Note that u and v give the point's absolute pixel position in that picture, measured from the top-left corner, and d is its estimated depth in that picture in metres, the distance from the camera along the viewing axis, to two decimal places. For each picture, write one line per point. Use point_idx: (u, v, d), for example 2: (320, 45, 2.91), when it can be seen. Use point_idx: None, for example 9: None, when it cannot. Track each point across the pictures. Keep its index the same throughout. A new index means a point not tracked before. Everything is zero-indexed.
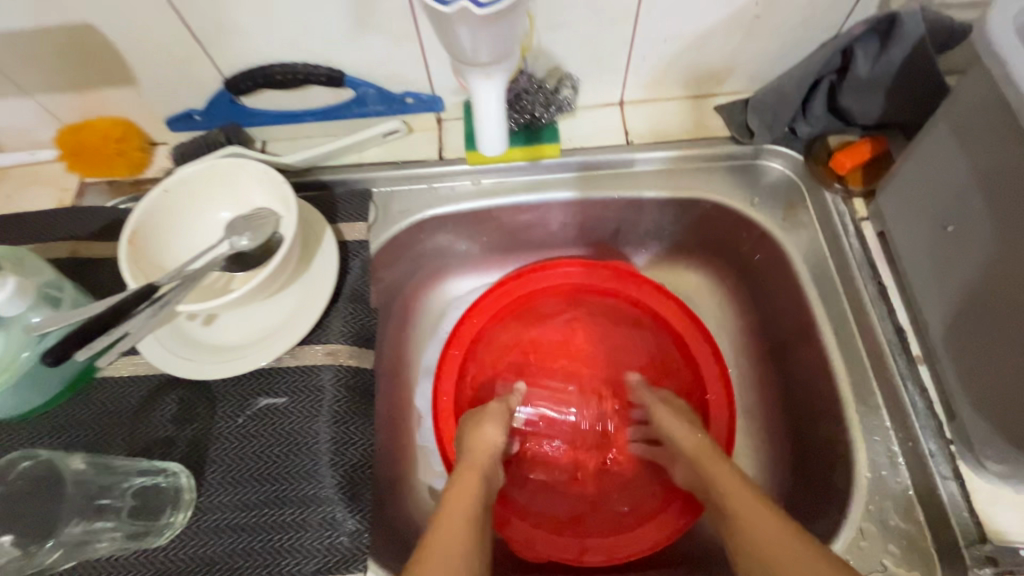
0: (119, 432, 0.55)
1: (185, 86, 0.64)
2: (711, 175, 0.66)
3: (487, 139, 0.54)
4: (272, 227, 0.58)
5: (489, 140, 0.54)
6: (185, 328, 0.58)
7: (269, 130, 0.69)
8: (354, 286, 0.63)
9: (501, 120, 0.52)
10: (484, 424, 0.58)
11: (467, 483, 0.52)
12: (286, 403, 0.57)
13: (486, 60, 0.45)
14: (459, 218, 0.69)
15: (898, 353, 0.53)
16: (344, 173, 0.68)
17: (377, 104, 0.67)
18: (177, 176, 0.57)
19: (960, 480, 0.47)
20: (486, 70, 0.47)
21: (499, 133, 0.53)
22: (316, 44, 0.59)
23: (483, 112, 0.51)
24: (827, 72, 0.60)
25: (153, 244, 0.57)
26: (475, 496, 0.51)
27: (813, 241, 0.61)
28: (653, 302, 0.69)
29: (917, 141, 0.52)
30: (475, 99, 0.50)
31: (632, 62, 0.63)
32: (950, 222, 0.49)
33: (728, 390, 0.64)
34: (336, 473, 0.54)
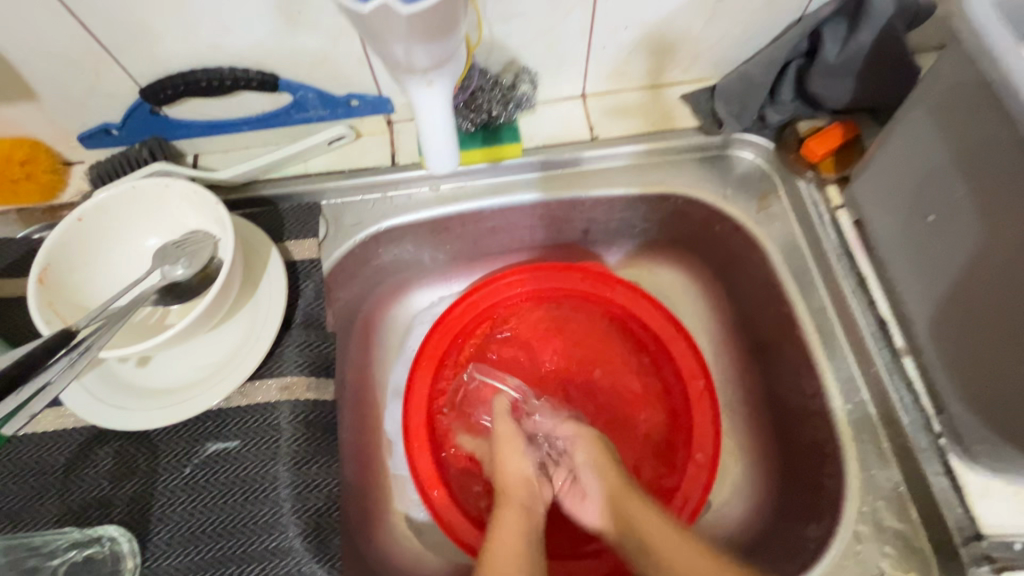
0: (47, 496, 0.49)
1: (97, 97, 0.56)
2: (680, 168, 0.63)
3: (435, 155, 0.48)
4: (210, 251, 0.52)
5: (438, 156, 0.48)
6: (117, 371, 0.52)
7: (200, 142, 0.62)
8: (306, 311, 0.57)
9: (449, 130, 0.46)
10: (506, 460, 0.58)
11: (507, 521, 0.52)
12: (238, 448, 0.51)
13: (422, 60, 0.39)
14: (419, 229, 0.64)
15: (882, 346, 0.52)
16: (289, 186, 0.62)
17: (319, 108, 0.61)
18: (91, 202, 0.50)
19: (952, 475, 0.46)
20: (426, 76, 0.40)
21: (449, 147, 0.47)
22: (245, 46, 0.53)
23: (427, 124, 0.45)
24: (794, 56, 0.58)
25: (70, 281, 0.50)
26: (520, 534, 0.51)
27: (789, 232, 0.59)
28: (635, 310, 0.66)
29: (893, 126, 0.50)
30: (419, 109, 0.43)
31: (592, 53, 0.59)
32: (931, 212, 0.47)
33: (714, 402, 0.61)
34: (301, 521, 0.49)
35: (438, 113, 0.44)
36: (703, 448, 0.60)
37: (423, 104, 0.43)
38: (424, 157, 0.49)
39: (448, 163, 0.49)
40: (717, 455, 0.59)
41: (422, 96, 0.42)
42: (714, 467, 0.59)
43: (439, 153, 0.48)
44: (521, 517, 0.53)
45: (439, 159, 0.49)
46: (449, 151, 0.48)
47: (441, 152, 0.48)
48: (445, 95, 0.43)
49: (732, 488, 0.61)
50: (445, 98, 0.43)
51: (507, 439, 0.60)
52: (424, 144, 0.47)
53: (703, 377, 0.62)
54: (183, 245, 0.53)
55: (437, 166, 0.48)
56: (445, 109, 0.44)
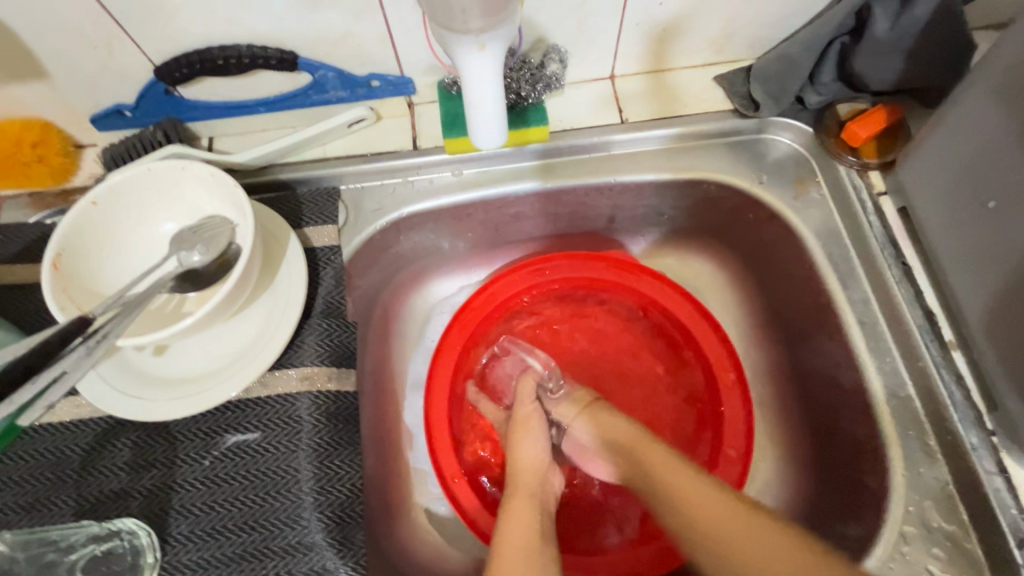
0: (64, 487, 0.48)
1: (110, 76, 0.54)
2: (713, 153, 0.61)
3: (483, 129, 0.46)
4: (227, 237, 0.50)
5: (486, 130, 0.46)
6: (133, 360, 0.50)
7: (216, 125, 0.60)
8: (327, 299, 0.55)
9: (498, 100, 0.44)
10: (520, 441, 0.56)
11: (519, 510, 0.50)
12: (259, 440, 0.50)
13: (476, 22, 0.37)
14: (440, 215, 0.62)
15: (929, 339, 0.49)
16: (307, 171, 0.60)
17: (338, 89, 0.58)
18: (104, 185, 0.48)
19: (1006, 475, 0.44)
20: (479, 38, 0.38)
21: (498, 119, 0.45)
22: (265, 24, 0.51)
23: (476, 92, 0.43)
24: (838, 35, 0.55)
25: (85, 267, 0.48)
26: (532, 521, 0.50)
27: (829, 220, 0.57)
28: (662, 300, 0.63)
29: (948, 107, 0.47)
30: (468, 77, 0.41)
31: (624, 32, 0.57)
32: (992, 198, 0.45)
33: (745, 395, 0.59)
34: (323, 515, 0.48)
35: (487, 80, 0.42)
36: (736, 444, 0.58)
37: (472, 70, 0.41)
38: (471, 130, 0.46)
39: (496, 136, 0.46)
40: (749, 449, 0.57)
41: (472, 63, 0.40)
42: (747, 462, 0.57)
43: (487, 128, 0.46)
44: (533, 507, 0.51)
45: (487, 132, 0.46)
46: (498, 124, 0.45)
47: (489, 124, 0.45)
48: (496, 61, 0.41)
49: (765, 484, 0.59)
50: (496, 64, 0.41)
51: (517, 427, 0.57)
52: (470, 118, 0.45)
53: (733, 367, 0.60)
54: (200, 230, 0.51)
55: (483, 139, 0.46)
56: (495, 76, 0.42)
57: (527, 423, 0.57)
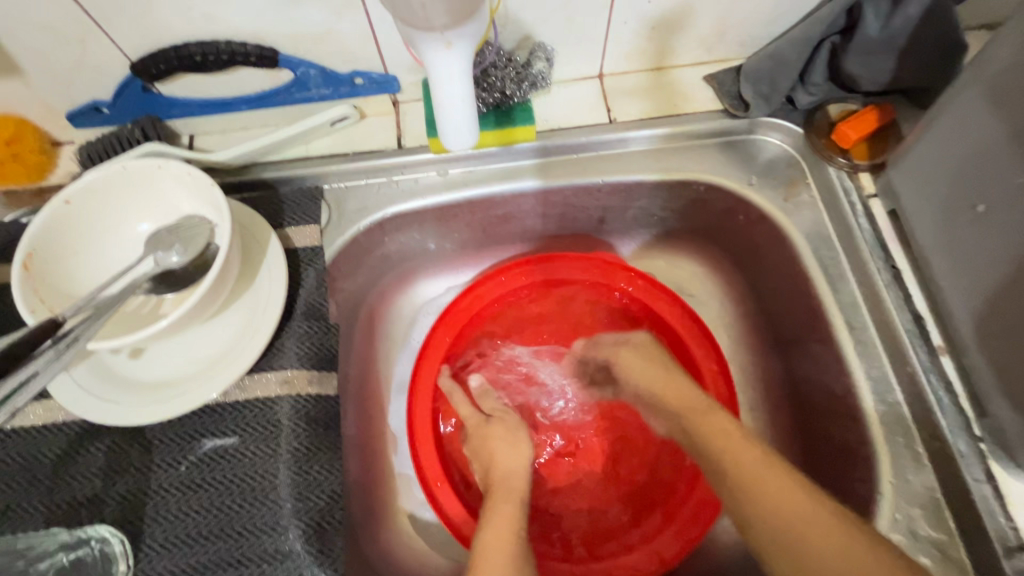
0: (35, 493, 0.47)
1: (85, 72, 0.53)
2: (702, 153, 0.60)
3: (453, 132, 0.44)
4: (205, 238, 0.49)
5: (455, 132, 0.44)
6: (108, 363, 0.49)
7: (196, 122, 0.59)
8: (308, 301, 0.54)
9: (467, 102, 0.42)
10: (504, 450, 0.56)
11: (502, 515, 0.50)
12: (236, 444, 0.49)
13: (441, 20, 0.36)
14: (425, 216, 0.61)
15: (918, 343, 0.49)
16: (289, 170, 0.59)
17: (321, 87, 0.57)
18: (79, 182, 0.47)
19: (994, 483, 0.44)
20: (444, 34, 0.37)
21: (468, 122, 0.44)
22: (242, 19, 0.50)
23: (444, 91, 0.41)
24: (829, 34, 0.54)
25: (58, 268, 0.47)
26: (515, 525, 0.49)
27: (818, 222, 0.56)
28: (651, 303, 0.63)
29: (937, 109, 0.47)
30: (436, 76, 0.40)
31: (611, 30, 0.56)
32: (980, 202, 0.44)
33: (733, 399, 0.58)
34: (302, 522, 0.47)
35: (455, 78, 0.40)
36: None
37: (439, 67, 0.39)
38: (439, 134, 0.45)
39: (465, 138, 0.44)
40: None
41: (438, 58, 0.39)
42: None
43: (458, 129, 0.44)
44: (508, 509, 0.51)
45: (456, 136, 0.45)
46: (468, 126, 0.44)
47: (459, 127, 0.44)
48: (464, 60, 0.39)
49: None
50: (464, 63, 0.40)
51: (502, 437, 0.57)
52: (440, 120, 0.44)
53: (720, 369, 0.59)
54: (177, 231, 0.50)
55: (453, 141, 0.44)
56: (464, 75, 0.40)
57: (513, 433, 0.57)
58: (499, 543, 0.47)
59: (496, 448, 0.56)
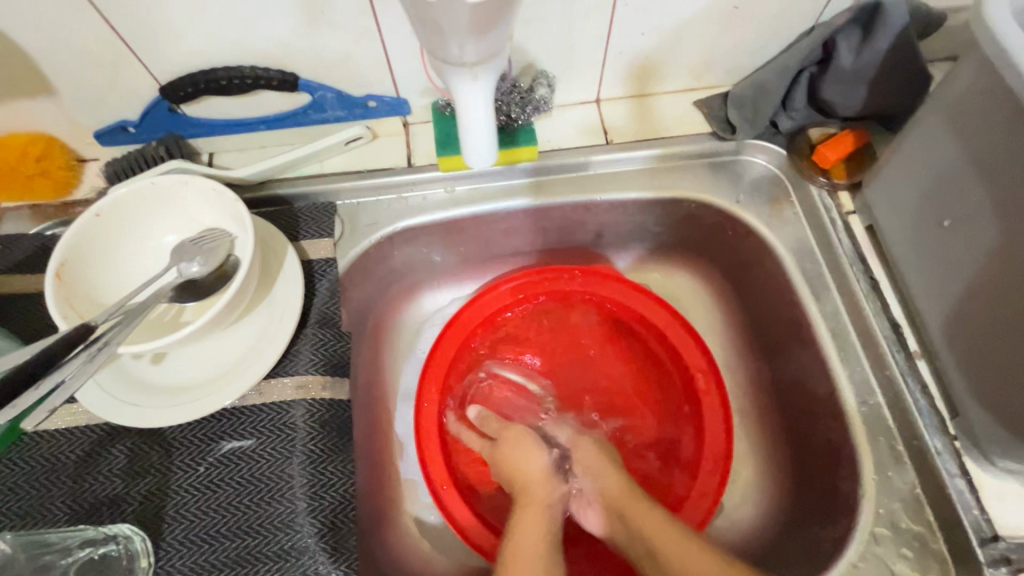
0: (59, 493, 0.49)
1: (115, 94, 0.56)
2: (693, 173, 0.64)
3: (475, 151, 0.46)
4: (226, 249, 0.52)
5: (477, 151, 0.46)
6: (130, 369, 0.51)
7: (217, 141, 0.62)
8: (322, 310, 0.57)
9: (489, 125, 0.45)
10: (522, 456, 0.58)
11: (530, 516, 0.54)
12: (253, 446, 0.51)
13: (471, 56, 0.38)
14: (433, 230, 0.65)
15: (896, 348, 0.52)
16: (304, 186, 0.62)
17: (336, 109, 0.61)
18: (110, 197, 0.50)
19: (968, 477, 0.47)
20: (472, 67, 0.39)
21: (488, 142, 0.46)
22: (267, 45, 0.54)
23: (468, 116, 0.44)
24: (808, 64, 0.58)
25: (87, 276, 0.50)
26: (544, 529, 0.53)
27: (801, 237, 0.60)
28: (645, 312, 0.66)
29: (907, 133, 0.51)
30: (464, 103, 0.42)
31: (608, 59, 0.60)
32: (946, 217, 0.48)
33: (724, 400, 0.61)
34: (316, 520, 0.49)
35: (478, 104, 0.43)
36: (715, 447, 0.60)
37: (468, 96, 0.42)
38: (463, 153, 0.47)
39: (485, 158, 0.47)
40: (730, 452, 0.59)
41: (465, 89, 0.41)
42: (729, 463, 0.59)
43: (479, 149, 0.46)
44: (539, 517, 0.54)
45: (476, 155, 0.47)
46: (488, 147, 0.46)
47: (480, 146, 0.46)
48: (489, 88, 0.42)
49: (746, 491, 0.61)
50: (487, 92, 0.42)
51: (514, 441, 0.59)
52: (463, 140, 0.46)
53: (712, 373, 0.62)
54: (200, 242, 0.52)
55: (475, 161, 0.47)
56: (486, 100, 0.43)
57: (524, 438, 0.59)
58: (528, 555, 0.51)
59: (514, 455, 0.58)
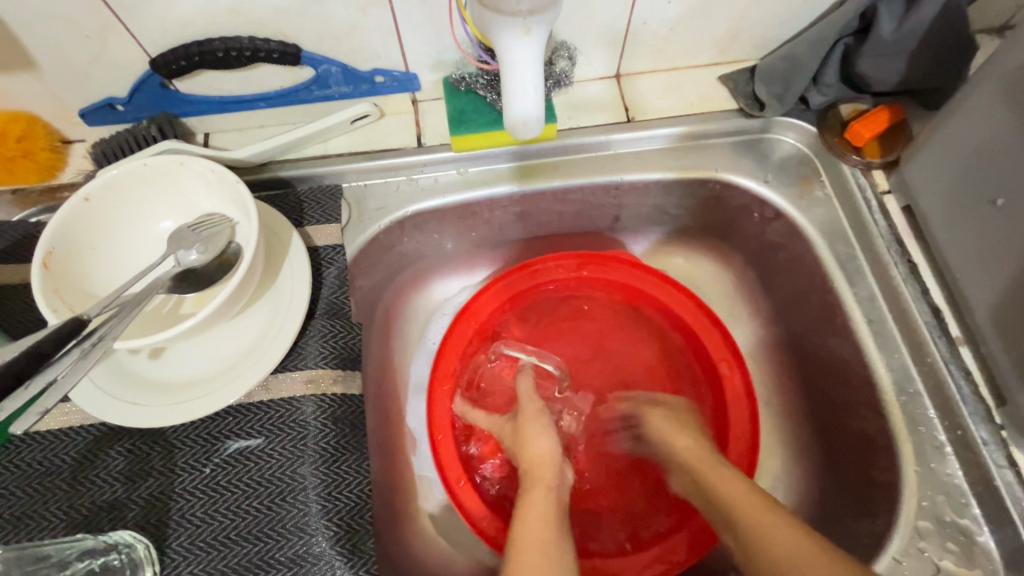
0: (54, 499, 0.46)
1: (101, 68, 0.52)
2: (719, 151, 0.61)
3: (522, 124, 0.43)
4: (228, 236, 0.48)
5: (523, 125, 0.43)
6: (127, 365, 0.48)
7: (212, 120, 0.58)
8: (330, 300, 0.54)
9: (538, 89, 0.42)
10: (535, 435, 0.54)
11: (535, 497, 0.50)
12: (261, 446, 0.48)
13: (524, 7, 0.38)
14: (445, 214, 0.61)
15: (937, 334, 0.50)
16: (308, 168, 0.58)
17: (341, 84, 0.57)
18: (100, 180, 0.46)
19: (1016, 469, 0.45)
20: (524, 20, 0.38)
21: (536, 111, 0.43)
22: (266, 14, 0.49)
23: (516, 79, 0.41)
24: (843, 35, 0.55)
25: (76, 267, 0.46)
26: (547, 507, 0.49)
27: (833, 218, 0.57)
28: (663, 298, 0.63)
29: (952, 106, 0.49)
30: (511, 61, 0.40)
31: (631, 29, 0.56)
32: (999, 196, 0.46)
33: (748, 385, 0.59)
34: (332, 523, 0.47)
35: (527, 65, 0.40)
36: (740, 432, 0.57)
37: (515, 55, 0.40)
38: (508, 127, 0.43)
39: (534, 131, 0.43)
40: (757, 436, 0.57)
41: (513, 45, 0.40)
42: (756, 446, 0.57)
43: (527, 119, 0.43)
44: (548, 500, 0.49)
45: (523, 131, 0.43)
46: (536, 115, 0.43)
47: (527, 116, 0.42)
48: (539, 48, 0.40)
49: (774, 482, 0.59)
50: (538, 52, 0.40)
51: (530, 420, 0.56)
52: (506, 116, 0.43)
53: (736, 361, 0.59)
54: (199, 229, 0.49)
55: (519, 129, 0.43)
56: (535, 61, 0.40)
57: (538, 418, 0.56)
58: (536, 531, 0.46)
59: (528, 436, 0.54)
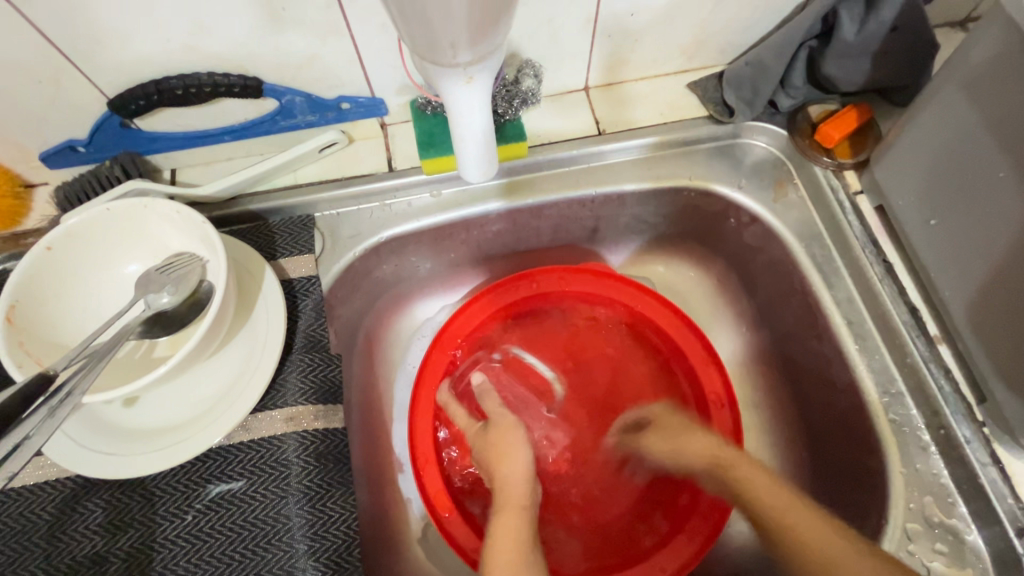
0: (31, 557, 0.45)
1: (60, 111, 0.51)
2: (691, 158, 0.61)
3: (471, 162, 0.46)
4: (198, 275, 0.48)
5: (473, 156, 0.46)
6: (102, 414, 0.47)
7: (178, 156, 0.57)
8: (308, 332, 0.53)
9: (485, 136, 0.44)
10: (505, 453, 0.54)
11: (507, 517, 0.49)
12: (243, 488, 0.47)
13: (466, 66, 0.35)
14: (421, 237, 0.60)
15: (916, 333, 0.50)
16: (279, 199, 0.57)
17: (306, 113, 0.57)
18: (61, 228, 0.45)
19: (1000, 465, 0.45)
20: (467, 72, 0.35)
21: (484, 151, 0.45)
22: (225, 49, 0.49)
23: (466, 132, 0.42)
24: (807, 38, 0.55)
25: (42, 319, 0.45)
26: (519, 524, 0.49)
27: (808, 221, 0.57)
28: (633, 303, 0.63)
29: (918, 105, 0.49)
30: (456, 116, 0.40)
31: (596, 43, 0.56)
32: (933, 217, 0.49)
33: (727, 382, 0.59)
34: (319, 563, 0.46)
35: (475, 116, 0.40)
36: (723, 426, 0.58)
37: (461, 108, 0.40)
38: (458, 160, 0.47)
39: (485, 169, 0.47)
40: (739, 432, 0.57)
41: (462, 103, 0.39)
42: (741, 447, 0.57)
43: (474, 161, 0.46)
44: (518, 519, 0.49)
45: (474, 166, 0.47)
46: (484, 154, 0.46)
47: (476, 156, 0.46)
48: (485, 101, 0.39)
49: None
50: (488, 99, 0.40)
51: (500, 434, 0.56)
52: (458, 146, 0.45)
53: (715, 367, 0.60)
54: (168, 270, 0.48)
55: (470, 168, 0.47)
56: (484, 113, 0.41)
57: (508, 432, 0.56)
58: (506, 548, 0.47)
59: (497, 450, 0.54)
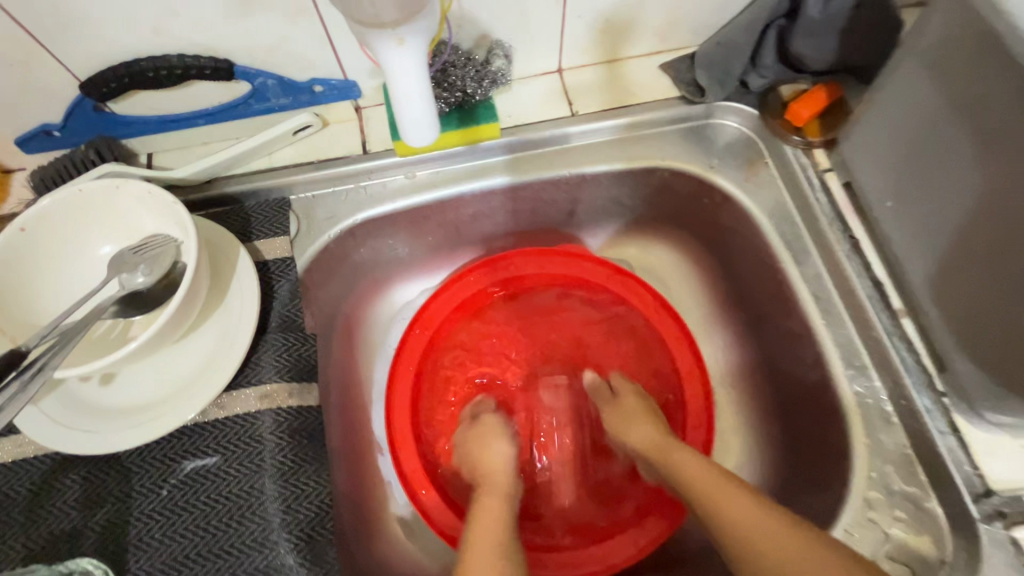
0: (11, 531, 0.46)
1: (33, 95, 0.51)
2: (664, 139, 0.61)
3: (413, 128, 0.44)
4: (172, 256, 0.48)
5: (416, 128, 0.44)
6: (78, 393, 0.48)
7: (154, 140, 0.58)
8: (283, 313, 0.54)
9: (426, 98, 0.42)
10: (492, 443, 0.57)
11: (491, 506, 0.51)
12: (217, 463, 0.48)
13: (392, 19, 0.36)
14: (396, 219, 0.61)
15: (880, 308, 0.51)
16: (254, 182, 0.58)
17: (280, 96, 0.57)
18: (33, 210, 0.46)
19: (958, 434, 0.46)
20: (396, 31, 0.37)
21: (427, 116, 0.43)
22: (194, 31, 0.49)
23: (401, 91, 0.41)
24: (775, 18, 0.56)
25: (16, 298, 0.46)
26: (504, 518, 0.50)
27: (778, 200, 0.58)
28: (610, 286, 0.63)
29: (880, 83, 0.49)
30: (390, 74, 0.39)
31: (566, 24, 0.57)
32: (888, 198, 0.51)
33: (699, 360, 0.60)
34: (292, 535, 0.47)
35: (409, 74, 0.40)
36: (696, 403, 0.59)
37: (394, 66, 0.39)
38: (401, 130, 0.44)
39: (428, 135, 0.44)
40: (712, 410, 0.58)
41: (392, 57, 0.38)
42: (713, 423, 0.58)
43: (416, 125, 0.43)
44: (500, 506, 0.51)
45: (417, 134, 0.44)
46: (427, 120, 0.43)
47: (419, 122, 0.43)
48: (419, 57, 0.39)
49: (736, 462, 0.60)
50: (421, 59, 0.39)
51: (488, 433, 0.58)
52: (398, 116, 0.43)
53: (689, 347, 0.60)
54: (141, 251, 0.48)
55: (413, 134, 0.44)
56: (420, 72, 0.40)
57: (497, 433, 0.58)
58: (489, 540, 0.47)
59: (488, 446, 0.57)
